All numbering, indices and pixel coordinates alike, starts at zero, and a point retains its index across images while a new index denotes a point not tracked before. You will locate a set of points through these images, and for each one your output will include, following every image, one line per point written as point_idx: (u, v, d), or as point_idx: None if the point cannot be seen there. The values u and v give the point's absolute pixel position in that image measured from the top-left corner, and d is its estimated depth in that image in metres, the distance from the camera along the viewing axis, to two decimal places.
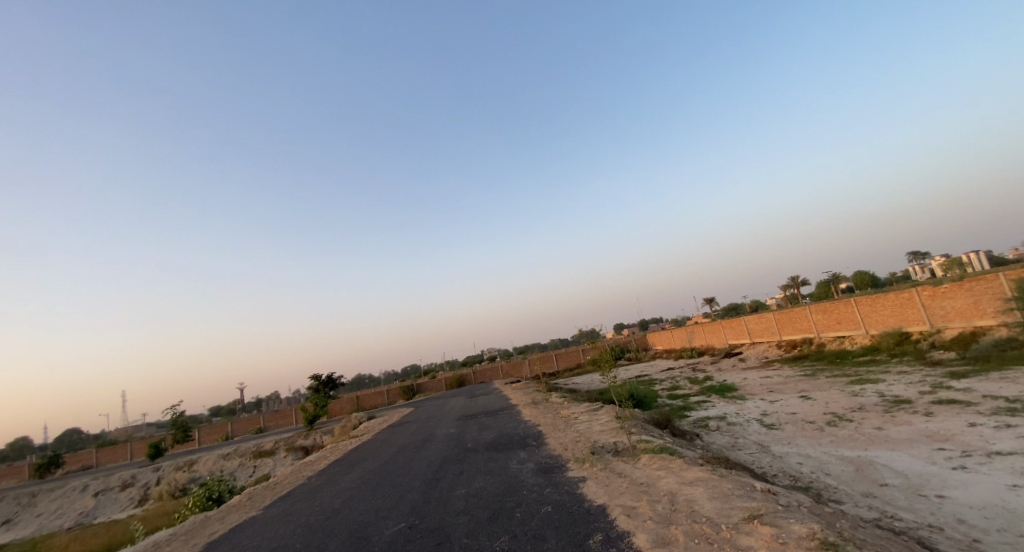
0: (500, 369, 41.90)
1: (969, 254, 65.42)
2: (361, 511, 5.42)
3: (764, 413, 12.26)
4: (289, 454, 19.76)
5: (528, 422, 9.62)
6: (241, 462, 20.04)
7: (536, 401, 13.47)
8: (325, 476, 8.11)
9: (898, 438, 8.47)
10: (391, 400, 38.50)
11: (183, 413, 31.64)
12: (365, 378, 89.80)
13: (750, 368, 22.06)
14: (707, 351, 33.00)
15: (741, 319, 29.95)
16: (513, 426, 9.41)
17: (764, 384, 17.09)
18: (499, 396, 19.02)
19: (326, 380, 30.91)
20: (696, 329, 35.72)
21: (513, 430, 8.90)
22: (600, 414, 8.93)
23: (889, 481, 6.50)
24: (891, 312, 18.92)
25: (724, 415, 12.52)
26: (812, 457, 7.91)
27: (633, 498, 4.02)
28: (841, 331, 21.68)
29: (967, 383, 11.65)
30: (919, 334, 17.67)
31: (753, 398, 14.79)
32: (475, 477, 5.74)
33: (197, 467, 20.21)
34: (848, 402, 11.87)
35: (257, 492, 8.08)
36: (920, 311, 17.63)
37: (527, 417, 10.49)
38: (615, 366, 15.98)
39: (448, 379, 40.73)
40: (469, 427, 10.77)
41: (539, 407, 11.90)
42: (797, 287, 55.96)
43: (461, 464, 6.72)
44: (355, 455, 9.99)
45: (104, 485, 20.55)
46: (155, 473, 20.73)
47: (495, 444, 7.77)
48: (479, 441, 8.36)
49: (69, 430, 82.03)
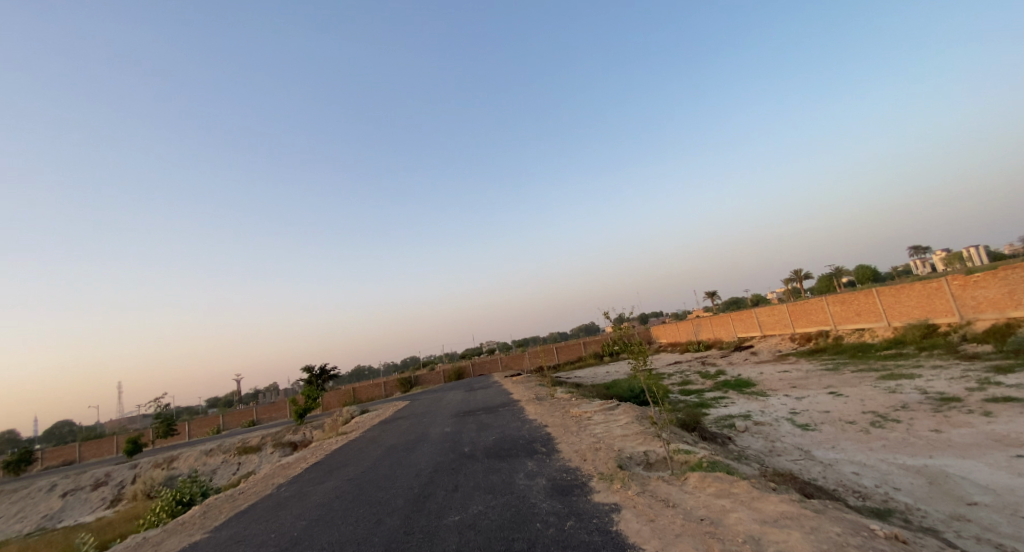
0: (499, 362, 40.85)
1: (972, 247, 64.50)
2: (324, 544, 4.20)
3: (793, 411, 11.11)
4: (275, 451, 18.66)
5: (533, 422, 8.40)
6: (224, 459, 18.90)
7: (540, 397, 12.27)
8: (297, 486, 6.90)
9: (964, 443, 7.15)
10: (388, 393, 37.45)
11: (169, 406, 30.47)
12: (364, 369, 88.88)
13: (764, 362, 20.93)
14: (714, 345, 31.86)
15: (752, 312, 28.78)
16: (517, 426, 8.18)
17: (784, 379, 15.91)
18: (500, 390, 17.91)
19: (320, 373, 29.79)
20: (703, 322, 34.54)
21: (517, 431, 7.70)
22: (617, 414, 7.74)
23: (979, 500, 5.14)
24: (917, 303, 17.69)
25: (748, 414, 11.36)
26: (870, 467, 6.67)
27: (698, 545, 2.81)
28: (860, 323, 20.49)
29: (1018, 378, 10.43)
30: (947, 326, 16.46)
31: (775, 394, 13.60)
32: (473, 498, 4.53)
33: (177, 464, 19.07)
34: (886, 399, 10.67)
35: (213, 506, 6.88)
36: (949, 302, 16.41)
37: (531, 415, 9.31)
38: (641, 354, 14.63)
39: (446, 371, 39.64)
40: (466, 425, 9.56)
41: (544, 404, 10.68)
42: (800, 280, 54.83)
43: (455, 476, 5.52)
44: (338, 457, 8.80)
45: (78, 484, 19.40)
46: (132, 471, 19.58)
47: (496, 449, 6.57)
48: (479, 444, 7.18)
49: (62, 422, 80.77)
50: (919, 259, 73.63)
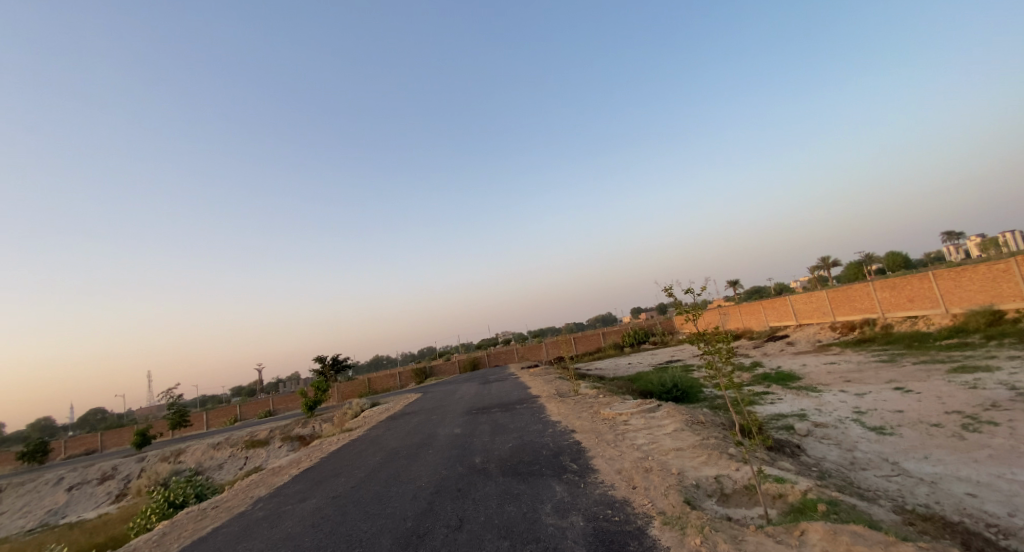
0: (515, 353, 39.68)
1: (1009, 232, 60.53)
2: None
3: (858, 411, 9.48)
4: (283, 445, 17.97)
5: (557, 425, 7.09)
6: (231, 452, 18.24)
7: (562, 393, 10.98)
8: (274, 504, 5.74)
9: None
10: (401, 383, 36.76)
11: (182, 397, 30.02)
12: (382, 358, 89.40)
13: (803, 353, 19.15)
14: (743, 335, 29.95)
15: (786, 299, 26.74)
16: (538, 430, 6.90)
17: (834, 372, 14.23)
18: (515, 384, 16.75)
19: (333, 363, 29.00)
20: (731, 311, 32.54)
21: (539, 438, 6.40)
22: (660, 418, 6.39)
23: None
24: (981, 288, 15.68)
25: (803, 413, 9.80)
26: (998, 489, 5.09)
27: None
28: (913, 310, 18.44)
29: None
30: (1016, 312, 14.46)
31: (829, 390, 11.94)
32: (482, 545, 3.27)
33: (184, 458, 18.50)
34: (975, 397, 8.94)
35: (176, 527, 5.77)
36: (1018, 285, 14.38)
37: (553, 415, 8.05)
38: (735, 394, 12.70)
39: (460, 362, 38.74)
40: (480, 426, 8.32)
41: (568, 402, 9.34)
42: (826, 268, 51.99)
43: (460, 504, 4.23)
44: (333, 462, 7.70)
45: (87, 477, 19.08)
46: (140, 464, 19.16)
47: (514, 463, 5.28)
48: (494, 454, 5.90)
49: (94, 410, 83.36)
50: (954, 244, 69.30)
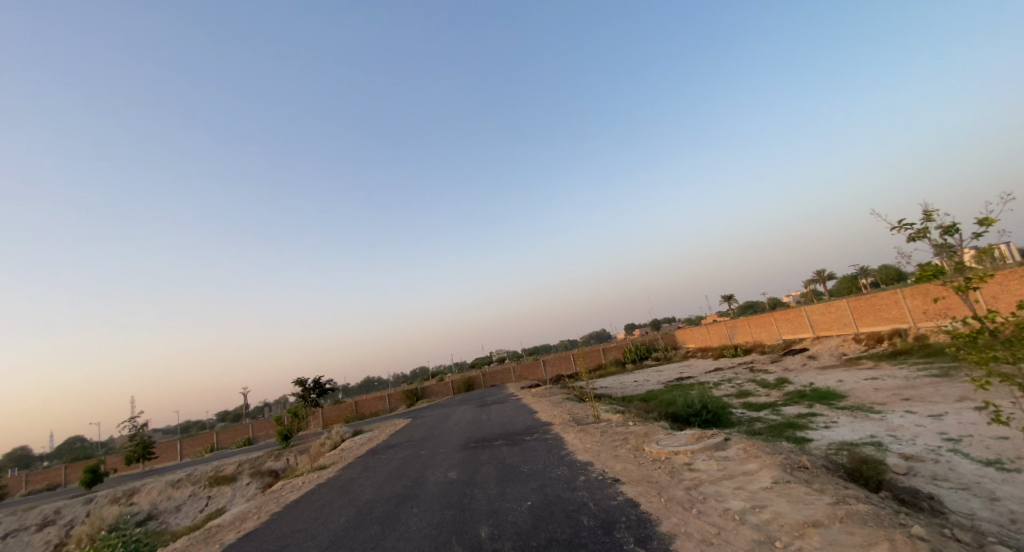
0: (512, 371, 37.38)
1: None
2: None
3: (950, 439, 7.62)
4: (252, 482, 15.68)
5: (590, 470, 5.18)
6: (192, 491, 15.83)
7: (579, 420, 9.03)
8: None
9: None
10: (391, 407, 34.25)
11: (146, 426, 27.17)
12: (373, 379, 86.22)
13: (831, 368, 17.37)
14: (754, 349, 27.97)
15: (800, 310, 24.88)
16: (565, 479, 4.98)
17: (882, 390, 12.46)
18: (517, 407, 14.77)
19: (314, 387, 26.57)
20: (739, 324, 30.50)
21: (569, 492, 4.49)
22: (739, 462, 4.52)
23: None
24: None
25: (878, 442, 7.93)
26: None
27: None
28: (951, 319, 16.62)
29: None
30: None
31: (890, 411, 10.08)
32: None
33: (137, 499, 16.03)
34: None
35: None
36: None
37: (579, 453, 6.14)
38: (798, 422, 10.44)
39: (453, 382, 36.40)
40: (483, 469, 6.38)
41: (591, 433, 7.42)
42: (822, 280, 50.70)
43: None
44: (284, 524, 5.66)
45: (23, 524, 16.47)
46: (86, 507, 16.65)
47: (542, 545, 3.40)
48: (508, 522, 4.00)
49: (70, 438, 79.57)
50: None
